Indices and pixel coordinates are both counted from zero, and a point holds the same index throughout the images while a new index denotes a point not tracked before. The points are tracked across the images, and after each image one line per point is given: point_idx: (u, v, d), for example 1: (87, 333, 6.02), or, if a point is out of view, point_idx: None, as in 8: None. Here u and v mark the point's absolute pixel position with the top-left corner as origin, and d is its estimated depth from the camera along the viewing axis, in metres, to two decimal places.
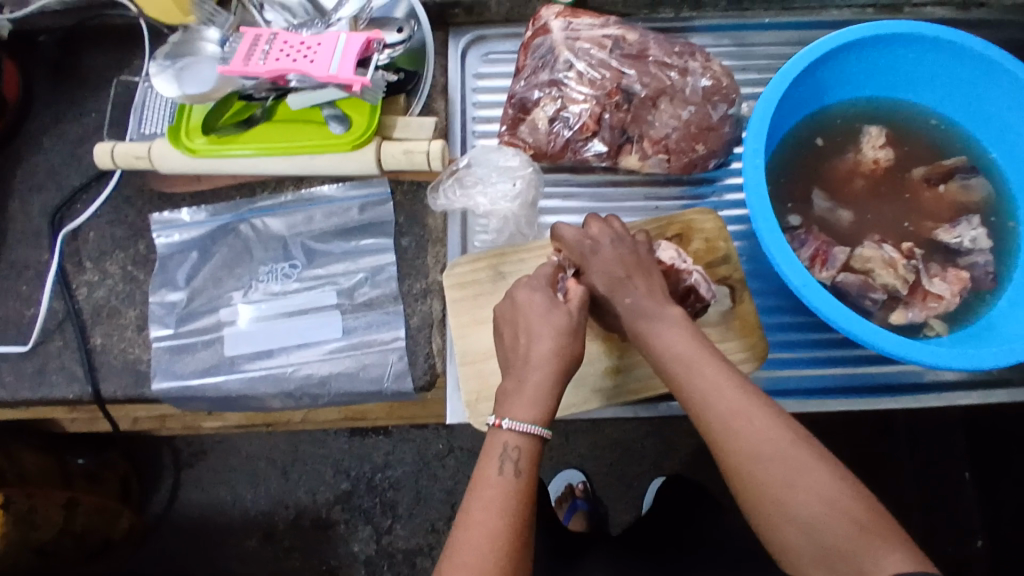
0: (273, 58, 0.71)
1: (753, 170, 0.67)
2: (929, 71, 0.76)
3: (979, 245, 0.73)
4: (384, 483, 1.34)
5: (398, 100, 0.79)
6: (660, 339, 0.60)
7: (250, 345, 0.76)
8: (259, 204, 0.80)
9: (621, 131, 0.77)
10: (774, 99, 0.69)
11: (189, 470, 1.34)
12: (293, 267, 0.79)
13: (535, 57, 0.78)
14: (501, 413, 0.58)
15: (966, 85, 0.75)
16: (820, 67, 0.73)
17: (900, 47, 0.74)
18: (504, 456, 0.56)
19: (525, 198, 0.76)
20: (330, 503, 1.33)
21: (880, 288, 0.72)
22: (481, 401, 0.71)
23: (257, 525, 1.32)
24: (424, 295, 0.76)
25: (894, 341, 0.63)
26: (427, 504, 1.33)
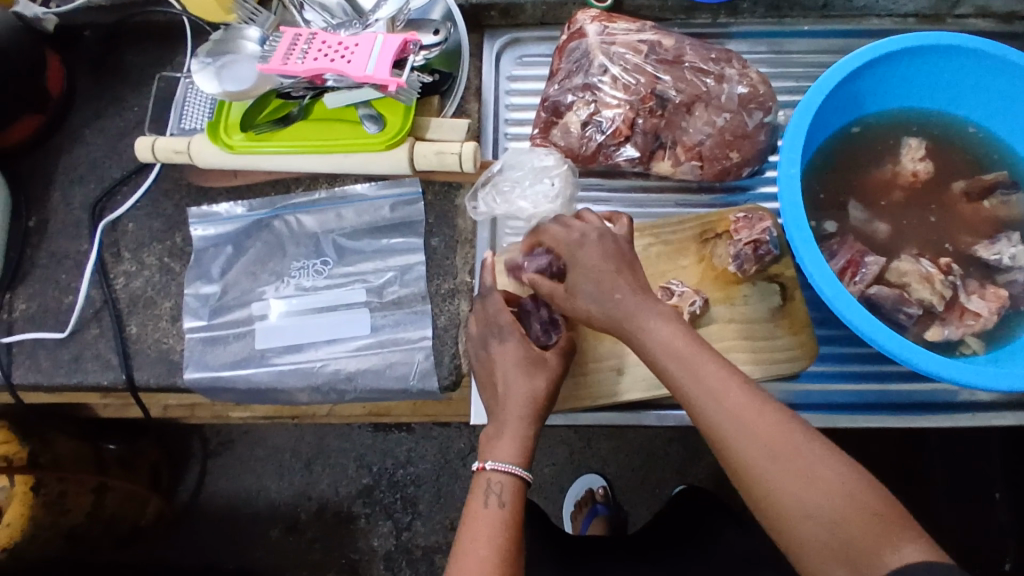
0: (312, 57, 0.72)
1: (786, 180, 0.66)
2: (971, 83, 0.74)
3: (1019, 262, 0.72)
4: (405, 480, 1.35)
5: (432, 101, 0.79)
6: (648, 333, 0.60)
7: (280, 339, 0.77)
8: (293, 201, 0.81)
9: (654, 137, 0.76)
10: (810, 110, 0.68)
11: (215, 459, 1.37)
12: (324, 264, 0.79)
13: (569, 61, 0.78)
14: (485, 455, 0.63)
15: (1010, 97, 0.74)
16: (859, 77, 0.72)
17: (943, 58, 0.73)
18: (488, 491, 0.62)
19: (567, 196, 0.76)
20: (351, 497, 1.35)
21: (915, 303, 0.71)
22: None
23: (280, 515, 1.34)
24: (451, 296, 0.77)
25: (930, 360, 0.62)
26: (447, 503, 1.34)
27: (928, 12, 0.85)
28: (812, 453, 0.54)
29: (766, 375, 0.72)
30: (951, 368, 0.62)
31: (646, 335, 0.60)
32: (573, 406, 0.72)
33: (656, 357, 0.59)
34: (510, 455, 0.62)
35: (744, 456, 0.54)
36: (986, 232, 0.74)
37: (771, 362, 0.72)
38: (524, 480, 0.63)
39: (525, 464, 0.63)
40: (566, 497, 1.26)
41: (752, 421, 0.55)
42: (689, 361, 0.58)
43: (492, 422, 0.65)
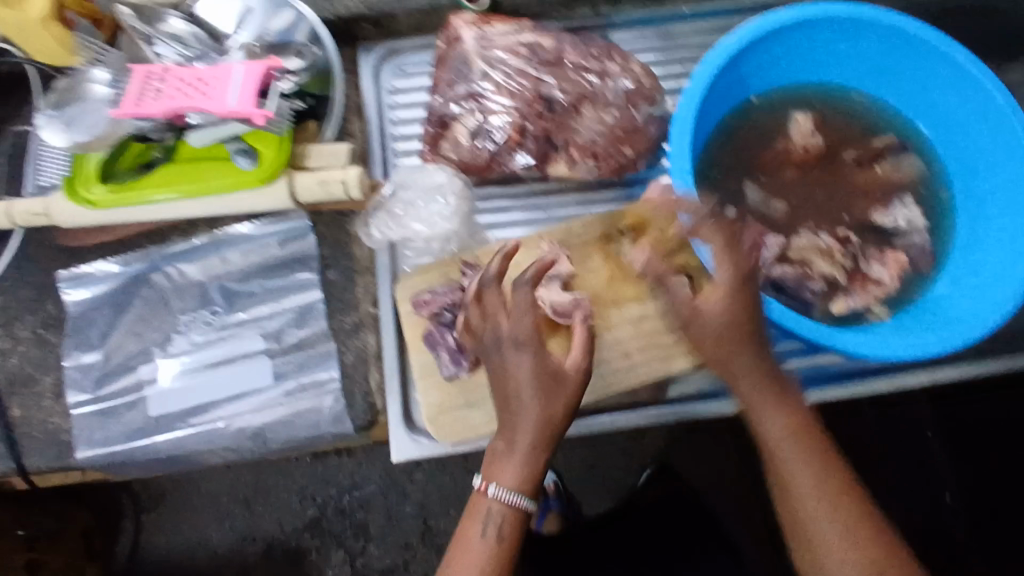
0: (168, 96, 0.67)
1: (679, 173, 0.67)
2: (853, 53, 0.74)
3: (914, 225, 0.73)
4: (353, 506, 1.29)
5: (309, 125, 0.74)
6: (767, 420, 0.59)
7: (177, 402, 0.72)
8: (172, 249, 0.75)
9: (546, 140, 0.74)
10: (693, 100, 0.68)
11: (149, 514, 1.29)
12: (214, 314, 0.74)
13: (449, 70, 0.74)
14: (489, 476, 0.58)
15: (891, 64, 0.74)
16: (741, 59, 0.72)
17: (822, 32, 0.72)
18: (487, 519, 0.57)
19: (463, 211, 0.73)
20: (299, 531, 1.29)
21: (817, 278, 0.71)
22: (443, 414, 0.68)
23: (228, 561, 1.28)
24: (357, 330, 0.73)
25: (830, 337, 0.62)
26: (400, 523, 1.29)
27: None
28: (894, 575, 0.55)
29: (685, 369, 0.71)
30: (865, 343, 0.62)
31: (765, 421, 0.59)
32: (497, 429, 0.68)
33: (774, 445, 0.58)
34: (514, 484, 0.56)
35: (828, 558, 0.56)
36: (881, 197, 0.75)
37: None
38: (527, 511, 0.57)
39: (529, 494, 0.57)
40: None
41: (857, 535, 0.56)
42: (802, 450, 0.58)
43: (501, 436, 0.58)
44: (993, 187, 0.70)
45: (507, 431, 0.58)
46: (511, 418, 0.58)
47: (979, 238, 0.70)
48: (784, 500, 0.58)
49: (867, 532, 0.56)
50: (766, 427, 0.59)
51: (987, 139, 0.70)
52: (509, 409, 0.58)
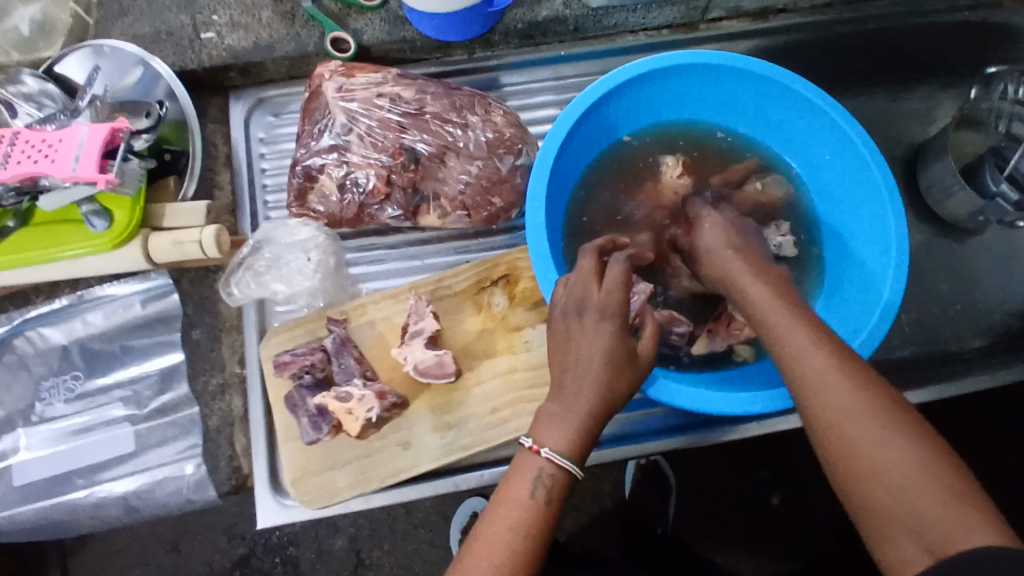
0: (14, 161, 0.63)
1: (534, 229, 0.63)
2: (719, 95, 0.74)
3: (785, 251, 0.73)
4: (282, 542, 1.17)
5: (167, 183, 0.73)
6: (755, 289, 0.56)
7: (38, 473, 0.70)
8: (33, 313, 0.72)
9: (414, 191, 0.73)
10: (553, 149, 0.65)
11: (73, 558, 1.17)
12: (76, 380, 0.72)
13: (312, 122, 0.73)
14: (539, 437, 0.54)
15: (756, 104, 0.73)
16: (604, 106, 0.70)
17: (686, 76, 0.71)
18: (537, 480, 0.52)
19: (326, 267, 0.73)
20: (226, 571, 1.15)
21: (688, 324, 0.70)
22: (306, 477, 0.67)
23: None
24: (222, 391, 0.71)
25: (680, 393, 0.61)
26: (330, 557, 1.17)
27: (680, 23, 0.85)
28: (939, 475, 0.42)
29: None
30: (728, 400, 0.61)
31: (752, 290, 0.57)
32: (362, 490, 0.67)
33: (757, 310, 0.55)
34: (564, 446, 0.53)
35: (864, 467, 0.44)
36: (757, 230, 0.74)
37: None
38: (573, 477, 0.53)
39: (578, 459, 0.54)
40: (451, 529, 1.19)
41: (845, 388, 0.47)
42: (788, 312, 0.53)
43: (555, 399, 0.55)
44: (854, 226, 0.71)
45: (557, 395, 0.55)
46: (561, 380, 0.55)
47: (844, 276, 0.71)
48: (812, 425, 0.48)
49: (905, 428, 0.44)
50: (806, 359, 0.49)
51: (846, 179, 0.70)
52: (565, 369, 0.55)
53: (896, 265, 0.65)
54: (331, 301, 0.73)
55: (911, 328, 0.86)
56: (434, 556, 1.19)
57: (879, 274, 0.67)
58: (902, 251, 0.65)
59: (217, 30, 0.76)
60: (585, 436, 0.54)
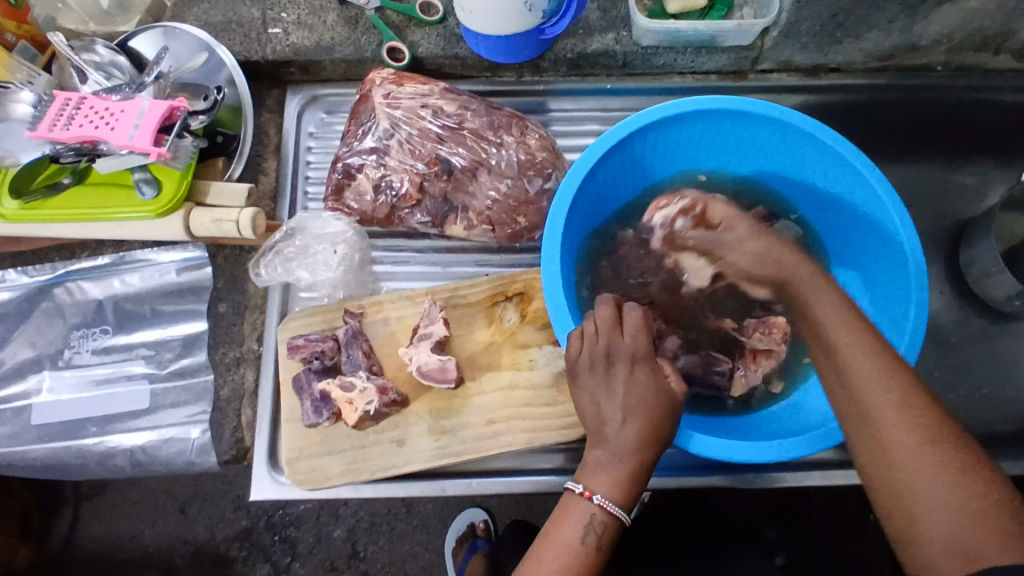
0: (77, 124, 0.69)
1: (550, 275, 0.65)
2: (744, 139, 0.73)
3: None
4: (284, 521, 1.22)
5: (216, 163, 0.78)
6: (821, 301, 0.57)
7: (57, 415, 0.75)
8: (77, 265, 0.78)
9: (444, 201, 0.76)
10: (571, 191, 0.67)
11: (89, 504, 1.22)
12: (103, 333, 0.77)
13: (358, 124, 0.77)
14: (589, 484, 0.57)
15: (782, 150, 0.73)
16: (630, 147, 0.71)
17: (714, 121, 0.71)
18: (587, 527, 0.55)
19: (351, 261, 0.75)
20: (228, 539, 1.21)
21: (722, 359, 0.71)
22: (301, 459, 0.70)
23: (155, 562, 1.21)
24: (237, 365, 0.75)
25: (702, 441, 0.62)
26: (328, 544, 1.21)
27: (730, 69, 0.87)
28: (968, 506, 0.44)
29: (547, 441, 0.71)
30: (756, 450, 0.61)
31: (819, 301, 0.57)
32: (351, 479, 0.70)
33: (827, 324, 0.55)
34: (613, 493, 0.56)
35: (903, 492, 0.47)
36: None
37: (550, 429, 0.72)
38: (622, 522, 0.56)
39: (626, 506, 0.57)
40: (447, 536, 1.20)
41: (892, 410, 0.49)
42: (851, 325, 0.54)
43: (599, 448, 0.58)
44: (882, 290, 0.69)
45: (603, 443, 0.58)
46: (601, 427, 0.59)
47: None
48: (859, 450, 0.50)
49: (945, 459, 0.46)
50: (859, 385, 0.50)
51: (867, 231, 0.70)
52: (601, 419, 0.59)
53: (909, 340, 0.63)
54: (353, 295, 0.77)
55: None
56: (427, 560, 1.21)
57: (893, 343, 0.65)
58: (916, 328, 0.63)
59: (284, 26, 0.81)
60: (632, 478, 0.57)
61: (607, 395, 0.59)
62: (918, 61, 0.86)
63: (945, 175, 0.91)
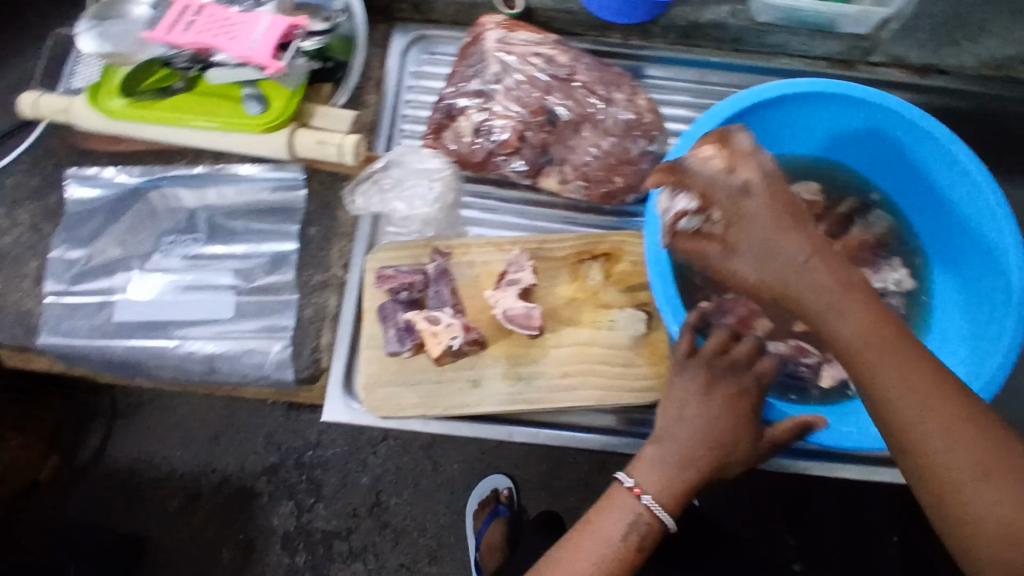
0: (196, 30, 0.70)
1: (655, 247, 0.63)
2: (843, 125, 0.72)
3: (903, 286, 0.73)
4: (314, 462, 1.21)
5: (323, 88, 0.79)
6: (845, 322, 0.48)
7: (140, 315, 0.76)
8: (173, 172, 0.80)
9: (543, 152, 0.75)
10: (682, 162, 0.65)
11: (123, 422, 1.21)
12: (195, 240, 0.79)
13: (466, 65, 0.77)
14: (643, 482, 0.57)
15: (878, 137, 0.71)
16: (736, 126, 0.69)
17: (817, 103, 0.70)
18: (631, 524, 0.56)
19: (445, 201, 0.76)
20: (256, 474, 1.21)
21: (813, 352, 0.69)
22: (378, 385, 0.71)
23: (181, 487, 1.20)
24: (320, 288, 0.76)
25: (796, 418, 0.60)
26: (352, 490, 1.21)
27: (839, 58, 0.86)
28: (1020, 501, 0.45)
29: (619, 402, 0.72)
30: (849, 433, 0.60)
31: (842, 324, 0.49)
32: (424, 412, 0.71)
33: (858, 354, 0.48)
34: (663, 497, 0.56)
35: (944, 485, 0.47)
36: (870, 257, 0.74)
37: (624, 390, 0.72)
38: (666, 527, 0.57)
39: (674, 510, 0.57)
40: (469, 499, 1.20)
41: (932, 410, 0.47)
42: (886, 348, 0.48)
43: (657, 446, 0.58)
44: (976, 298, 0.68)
45: (666, 445, 0.58)
46: (668, 432, 0.59)
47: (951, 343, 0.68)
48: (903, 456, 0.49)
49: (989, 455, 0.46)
50: (905, 405, 0.48)
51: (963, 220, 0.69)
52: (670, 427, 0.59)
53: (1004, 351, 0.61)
54: (442, 236, 0.78)
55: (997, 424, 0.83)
56: (446, 520, 1.21)
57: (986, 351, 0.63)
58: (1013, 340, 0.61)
59: None
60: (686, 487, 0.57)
61: (700, 402, 0.58)
62: None
63: None
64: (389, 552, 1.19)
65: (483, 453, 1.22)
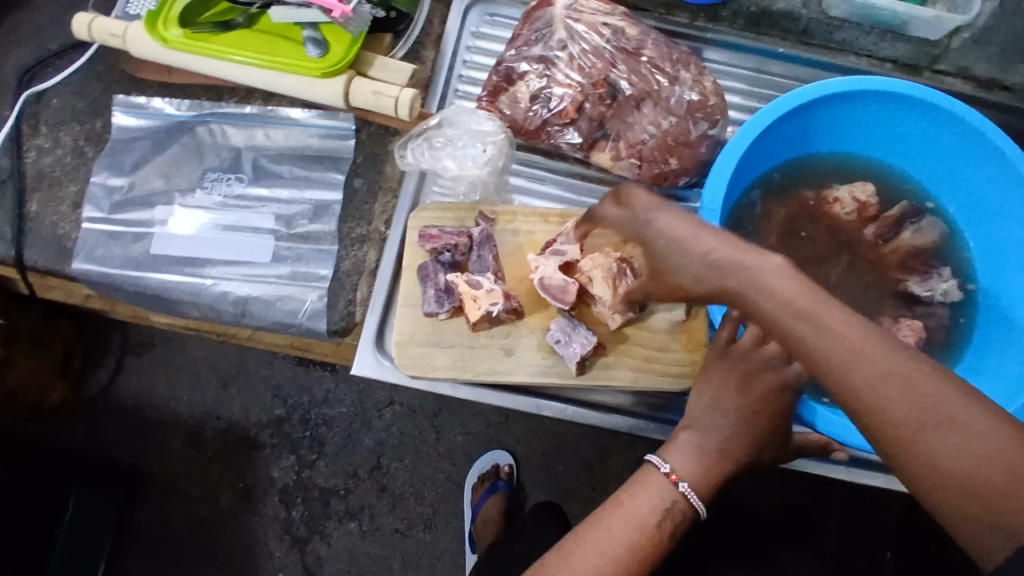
0: None
1: (704, 231, 0.63)
2: (908, 132, 0.71)
3: (948, 297, 0.71)
4: (317, 419, 1.21)
5: (383, 39, 0.77)
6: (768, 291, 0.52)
7: (177, 250, 0.75)
8: (222, 109, 0.79)
9: (598, 126, 0.74)
10: (740, 145, 0.65)
11: (133, 359, 1.21)
12: (238, 180, 0.77)
13: (532, 29, 0.75)
14: (680, 468, 0.54)
15: (943, 148, 0.70)
16: (799, 116, 0.69)
17: (884, 105, 0.69)
18: (665, 509, 0.53)
19: (495, 166, 0.75)
20: (260, 425, 1.20)
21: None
22: (411, 343, 0.71)
23: (186, 428, 1.20)
24: (361, 242, 0.75)
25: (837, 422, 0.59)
26: (355, 450, 1.20)
27: (906, 61, 0.83)
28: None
29: (651, 386, 0.71)
30: None
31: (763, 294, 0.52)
32: (454, 375, 0.70)
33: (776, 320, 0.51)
34: (700, 485, 0.54)
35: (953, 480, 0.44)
36: (918, 266, 0.72)
37: (658, 374, 0.71)
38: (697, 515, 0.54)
39: (706, 500, 0.54)
40: (467, 474, 1.19)
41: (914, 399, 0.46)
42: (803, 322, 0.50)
43: (697, 431, 0.56)
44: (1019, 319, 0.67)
45: (703, 428, 0.56)
46: (707, 418, 0.56)
47: (989, 361, 0.67)
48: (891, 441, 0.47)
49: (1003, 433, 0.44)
50: (826, 343, 0.48)
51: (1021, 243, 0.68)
52: (710, 415, 0.57)
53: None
54: (487, 200, 0.76)
55: None
56: (444, 489, 1.20)
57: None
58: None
59: None
60: (718, 480, 0.54)
61: (738, 393, 0.57)
62: None
63: None
64: (385, 514, 1.19)
65: (487, 428, 1.21)
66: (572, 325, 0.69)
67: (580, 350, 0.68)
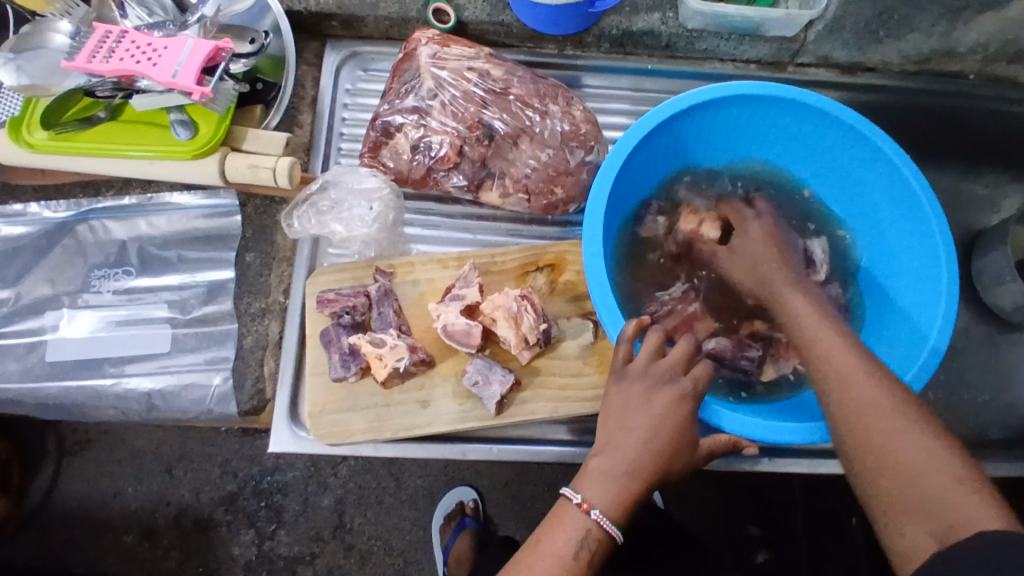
0: (117, 57, 0.66)
1: (591, 258, 0.63)
2: (775, 127, 0.73)
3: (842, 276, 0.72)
4: (272, 488, 1.15)
5: (254, 110, 0.77)
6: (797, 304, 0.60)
7: (73, 354, 0.73)
8: (99, 205, 0.77)
9: (482, 166, 0.75)
10: (615, 168, 0.65)
11: (71, 460, 1.15)
12: (126, 274, 0.76)
13: (401, 82, 0.76)
14: (590, 496, 0.55)
15: (809, 138, 0.72)
16: (668, 129, 0.70)
17: (748, 106, 0.70)
18: (580, 541, 0.53)
19: (385, 220, 0.75)
20: (213, 503, 1.15)
21: (754, 353, 0.69)
22: (324, 413, 0.70)
23: (135, 522, 1.14)
24: (261, 316, 0.74)
25: (740, 422, 0.60)
26: (316, 514, 1.15)
27: (768, 60, 0.88)
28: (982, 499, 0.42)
29: (571, 413, 0.71)
30: (792, 432, 0.59)
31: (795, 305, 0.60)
32: (374, 436, 0.69)
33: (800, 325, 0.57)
34: (612, 512, 0.54)
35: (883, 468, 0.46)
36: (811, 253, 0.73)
37: (575, 401, 0.71)
38: (614, 539, 0.54)
39: (621, 523, 0.55)
40: (434, 517, 1.14)
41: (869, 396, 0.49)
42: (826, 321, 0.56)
43: (603, 458, 0.56)
44: (903, 286, 0.69)
45: (608, 454, 0.56)
46: (613, 445, 0.56)
47: (884, 332, 0.69)
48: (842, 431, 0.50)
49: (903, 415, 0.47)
50: (827, 339, 0.54)
51: (892, 219, 0.70)
52: (613, 440, 0.57)
53: (940, 327, 0.63)
54: (383, 254, 0.76)
55: (937, 409, 0.83)
56: (414, 536, 1.16)
57: (923, 329, 0.65)
58: (948, 315, 0.63)
59: None
60: (627, 505, 0.55)
61: (640, 407, 0.57)
62: (953, 67, 0.87)
63: (958, 182, 0.92)
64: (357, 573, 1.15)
65: (448, 466, 1.17)
66: (488, 365, 0.69)
67: (499, 389, 0.68)
